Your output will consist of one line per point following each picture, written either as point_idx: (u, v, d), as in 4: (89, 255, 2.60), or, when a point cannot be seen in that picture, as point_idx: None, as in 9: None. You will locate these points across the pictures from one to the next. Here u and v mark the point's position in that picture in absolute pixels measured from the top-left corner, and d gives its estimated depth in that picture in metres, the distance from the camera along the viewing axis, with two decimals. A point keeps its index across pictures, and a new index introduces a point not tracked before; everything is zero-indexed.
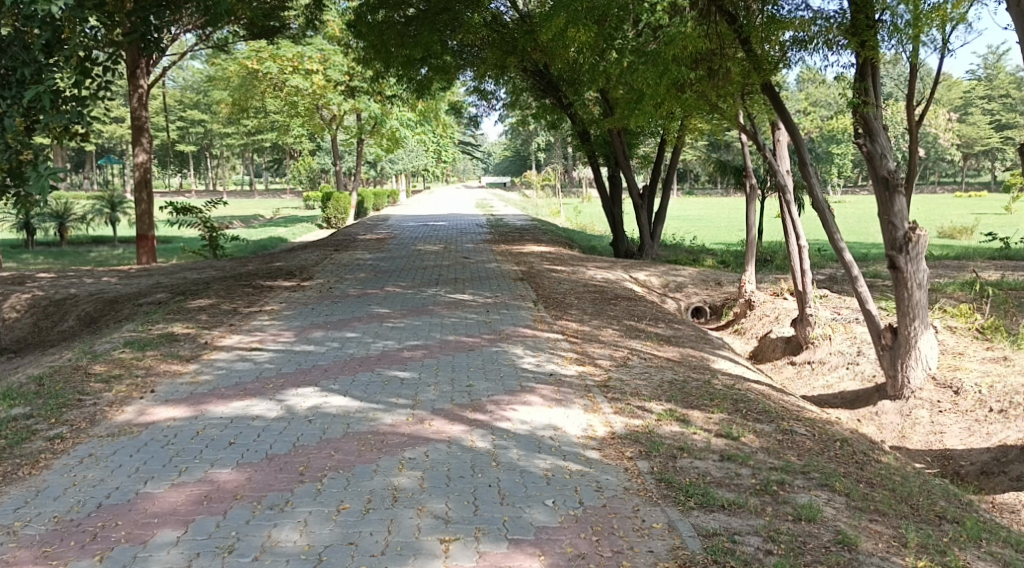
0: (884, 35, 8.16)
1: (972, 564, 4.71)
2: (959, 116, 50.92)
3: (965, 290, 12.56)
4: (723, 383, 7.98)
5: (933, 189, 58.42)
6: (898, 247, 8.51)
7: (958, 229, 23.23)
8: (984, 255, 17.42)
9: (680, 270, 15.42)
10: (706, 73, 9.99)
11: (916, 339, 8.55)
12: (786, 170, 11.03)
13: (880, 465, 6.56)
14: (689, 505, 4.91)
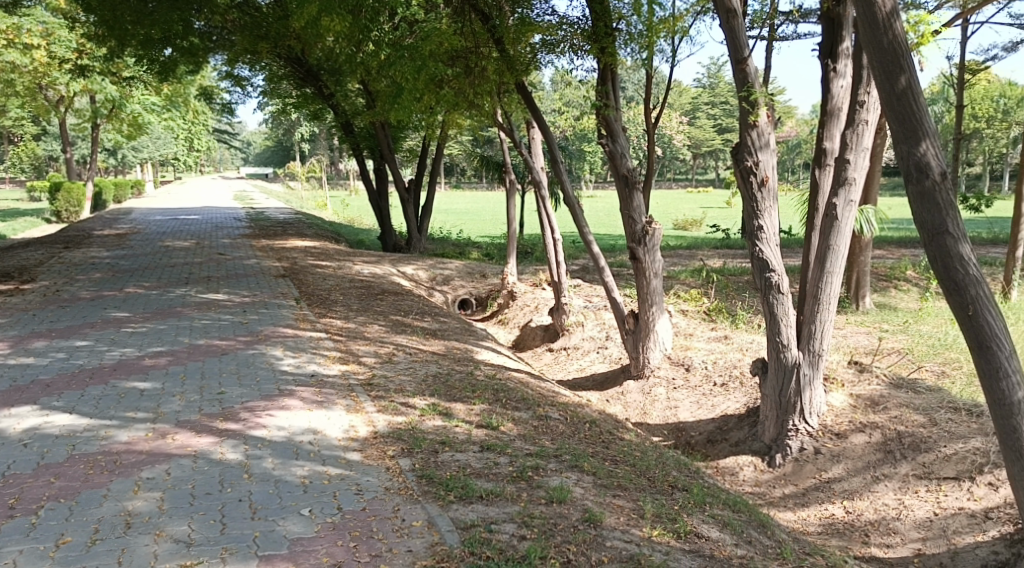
0: (621, 42, 8.76)
1: (698, 528, 5.18)
2: (690, 120, 56.31)
3: (695, 276, 13.85)
4: (484, 373, 8.19)
5: (670, 186, 64.14)
6: (637, 240, 9.20)
7: (690, 222, 25.71)
8: (711, 245, 19.38)
9: (446, 263, 15.59)
10: (463, 69, 10.09)
11: (653, 323, 9.33)
12: (540, 167, 11.53)
13: (623, 442, 7.04)
14: (448, 499, 4.97)
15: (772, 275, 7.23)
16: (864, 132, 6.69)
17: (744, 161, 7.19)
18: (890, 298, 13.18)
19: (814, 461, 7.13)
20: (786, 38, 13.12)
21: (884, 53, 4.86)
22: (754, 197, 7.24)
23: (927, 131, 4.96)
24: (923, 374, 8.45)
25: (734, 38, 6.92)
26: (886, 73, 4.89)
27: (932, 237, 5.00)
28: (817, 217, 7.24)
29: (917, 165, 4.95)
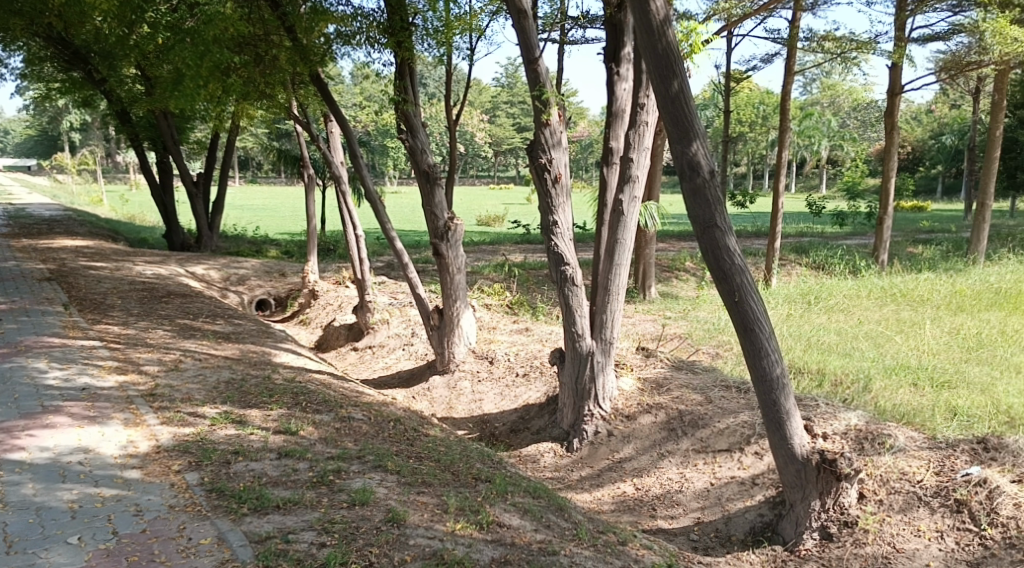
0: (418, 37, 8.79)
1: (501, 518, 5.24)
2: (489, 117, 57.39)
3: (498, 271, 14.07)
4: (282, 377, 7.84)
5: (473, 182, 65.09)
6: (440, 235, 9.25)
7: (492, 217, 26.19)
8: (513, 240, 19.85)
9: (241, 261, 14.82)
10: (252, 58, 9.57)
11: (458, 318, 9.40)
12: (339, 162, 11.23)
13: (428, 438, 7.00)
14: (241, 512, 4.71)
15: (567, 268, 7.49)
16: (645, 132, 7.11)
17: (538, 158, 7.38)
18: (673, 287, 14.14)
19: (608, 443, 7.50)
20: (576, 43, 13.66)
21: (659, 58, 5.19)
22: (548, 193, 7.44)
23: (698, 132, 5.33)
24: (700, 356, 9.13)
25: (526, 38, 7.10)
26: (662, 77, 5.23)
27: (704, 230, 5.41)
28: (606, 212, 7.58)
29: (690, 163, 5.32)
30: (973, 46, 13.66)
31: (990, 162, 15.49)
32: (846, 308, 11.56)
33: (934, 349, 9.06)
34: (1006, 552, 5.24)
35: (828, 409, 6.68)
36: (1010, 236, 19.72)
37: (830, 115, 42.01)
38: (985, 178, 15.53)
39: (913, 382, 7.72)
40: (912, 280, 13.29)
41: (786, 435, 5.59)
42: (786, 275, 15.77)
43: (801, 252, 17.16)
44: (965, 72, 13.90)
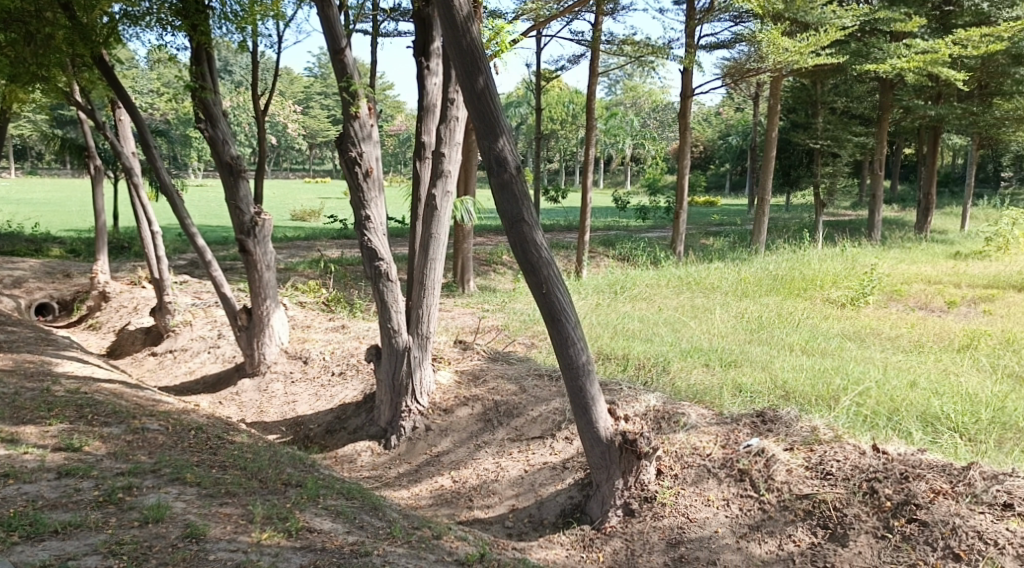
0: (215, 21, 8.33)
1: (311, 523, 5.07)
2: (302, 108, 55.64)
3: (312, 267, 13.65)
4: (65, 389, 7.15)
5: (286, 175, 62.88)
6: (246, 231, 8.80)
7: (307, 212, 25.42)
8: (328, 235, 19.35)
9: (17, 261, 13.41)
10: (21, 35, 8.43)
11: (268, 318, 9.01)
12: (132, 153, 10.37)
13: (233, 446, 6.64)
14: (11, 542, 4.26)
15: (381, 263, 7.38)
16: (456, 127, 7.12)
17: (348, 151, 7.17)
18: (490, 280, 14.34)
19: (425, 437, 7.48)
20: (388, 35, 13.50)
21: (463, 54, 5.25)
22: (359, 187, 7.26)
23: (503, 128, 5.43)
24: (516, 346, 9.31)
25: (331, 27, 6.93)
26: (467, 73, 5.29)
27: (512, 225, 5.48)
28: (420, 206, 7.51)
29: (497, 158, 5.39)
30: (753, 54, 14.83)
31: (768, 161, 16.94)
32: (648, 296, 12.24)
33: (723, 331, 9.80)
34: (780, 514, 5.47)
35: (630, 392, 7.04)
36: (786, 228, 21.75)
37: (632, 114, 44.32)
38: (765, 175, 16.97)
39: (705, 363, 8.31)
40: (704, 269, 14.30)
41: (592, 418, 5.79)
42: (595, 266, 16.45)
43: (609, 244, 17.96)
44: (747, 78, 15.05)
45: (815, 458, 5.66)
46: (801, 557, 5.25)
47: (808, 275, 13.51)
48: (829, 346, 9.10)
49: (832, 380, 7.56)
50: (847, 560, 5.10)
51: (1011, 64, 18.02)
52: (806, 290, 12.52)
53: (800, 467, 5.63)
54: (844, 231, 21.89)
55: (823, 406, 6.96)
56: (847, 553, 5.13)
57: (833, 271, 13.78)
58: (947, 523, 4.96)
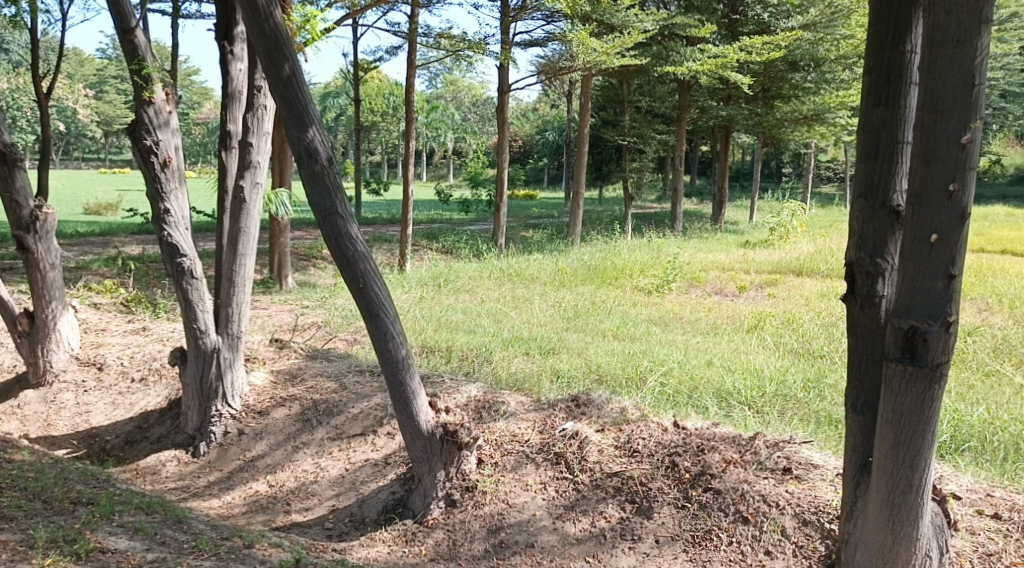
0: None
1: (102, 543, 4.71)
2: (96, 93, 51.46)
3: (109, 265, 12.65)
4: None
5: (79, 165, 57.95)
6: (24, 227, 8.01)
7: (104, 205, 23.55)
8: (128, 230, 18.04)
9: None
10: None
11: (54, 322, 8.27)
12: None
13: (12, 465, 6.04)
14: None
15: (184, 259, 6.98)
16: (264, 117, 6.85)
17: (142, 140, 6.69)
18: (308, 275, 13.92)
19: (238, 442, 7.15)
20: (190, 18, 12.75)
21: (267, 39, 5.10)
22: (157, 178, 6.80)
23: (311, 117, 5.31)
24: (336, 343, 9.10)
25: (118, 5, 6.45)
26: (272, 59, 5.14)
27: (325, 218, 5.36)
28: (227, 200, 7.17)
29: (307, 149, 5.25)
30: (564, 52, 15.31)
31: (581, 156, 17.59)
32: (470, 288, 12.37)
33: (542, 320, 10.10)
34: (593, 493, 5.63)
35: (452, 384, 7.10)
36: (599, 221, 22.72)
37: (451, 108, 44.54)
38: (579, 170, 17.60)
39: (525, 351, 8.52)
40: (524, 261, 14.65)
41: (412, 412, 5.78)
42: (418, 258, 16.40)
43: (431, 237, 17.97)
44: (559, 75, 15.47)
45: (624, 437, 5.97)
46: (610, 532, 5.37)
47: (619, 264, 14.20)
48: (637, 331, 9.61)
49: (640, 363, 8.00)
50: (652, 531, 5.28)
51: (788, 69, 19.97)
52: (617, 279, 13.15)
53: (610, 446, 5.90)
54: (651, 223, 23.20)
55: (632, 386, 7.37)
56: (652, 526, 5.30)
57: (641, 260, 14.57)
58: (738, 489, 5.24)
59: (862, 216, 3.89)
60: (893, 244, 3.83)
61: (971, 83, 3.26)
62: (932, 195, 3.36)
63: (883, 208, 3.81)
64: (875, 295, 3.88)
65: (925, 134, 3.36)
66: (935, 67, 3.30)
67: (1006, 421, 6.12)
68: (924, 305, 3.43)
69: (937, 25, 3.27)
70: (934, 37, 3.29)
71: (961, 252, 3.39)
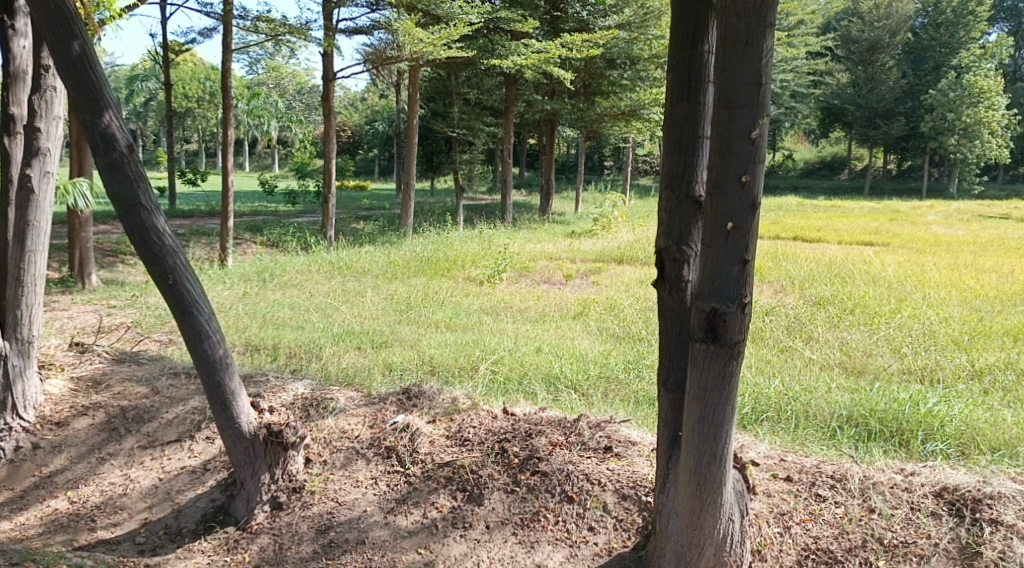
0: None
1: None
2: None
3: None
4: None
5: None
6: None
7: None
8: None
9: None
10: None
11: None
12: None
13: None
14: None
15: None
16: (53, 99, 6.48)
17: None
18: (116, 273, 12.95)
19: (32, 458, 6.53)
20: None
21: (52, 15, 4.79)
22: None
23: (108, 101, 4.96)
24: (149, 345, 8.54)
25: None
26: (59, 36, 4.80)
27: (126, 210, 5.02)
28: (12, 190, 6.46)
29: (103, 134, 4.91)
30: (391, 42, 15.12)
31: (411, 147, 17.46)
32: (298, 282, 11.97)
33: (373, 314, 9.96)
34: (424, 484, 5.60)
35: (277, 383, 6.85)
36: (430, 212, 22.70)
37: (274, 96, 42.91)
38: (409, 161, 17.45)
39: (357, 346, 8.37)
40: (354, 253, 14.38)
41: (232, 414, 5.53)
42: (241, 252, 15.68)
43: (255, 230, 17.26)
44: (385, 65, 15.26)
45: (455, 427, 6.00)
46: (442, 522, 5.34)
47: (451, 255, 14.25)
48: (469, 321, 9.69)
49: (471, 352, 8.07)
50: (482, 517, 5.31)
51: (606, 66, 20.79)
52: (449, 271, 13.19)
53: (441, 437, 5.92)
54: (481, 214, 23.46)
55: (463, 376, 7.43)
56: (482, 512, 5.33)
57: (472, 251, 14.70)
58: (563, 470, 5.39)
59: (668, 206, 4.13)
60: (695, 232, 4.10)
61: (758, 82, 3.52)
62: (727, 187, 3.61)
63: (687, 199, 4.07)
64: (681, 280, 4.13)
65: (721, 127, 3.59)
66: (728, 66, 3.54)
67: (798, 391, 6.71)
68: (722, 288, 3.68)
69: (728, 27, 3.50)
70: (725, 38, 3.52)
71: (754, 238, 3.66)
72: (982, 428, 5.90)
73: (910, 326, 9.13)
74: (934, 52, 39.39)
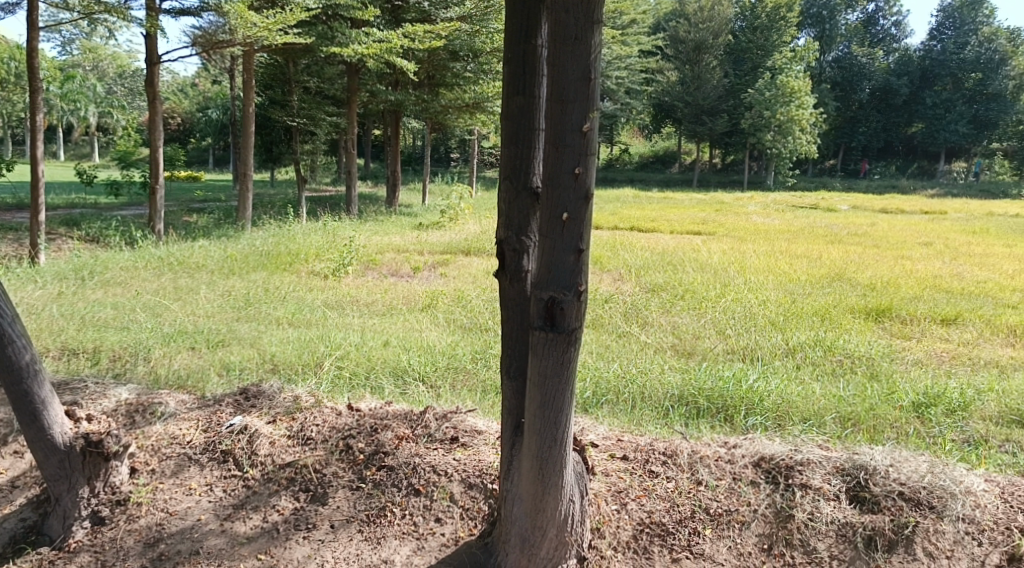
0: None
1: None
2: None
3: None
4: None
5: None
6: None
7: None
8: None
9: None
10: None
11: None
12: None
13: None
14: None
15: None
16: None
17: None
18: None
19: None
20: None
21: None
22: None
23: None
24: None
25: None
26: None
27: None
28: None
29: None
30: (222, 25, 14.41)
31: (247, 136, 16.71)
32: (123, 281, 11.19)
33: (208, 312, 9.48)
34: (264, 487, 5.44)
35: (97, 389, 6.39)
36: (270, 204, 21.88)
37: (92, 80, 39.67)
38: (245, 151, 16.69)
39: (190, 346, 7.95)
40: (186, 248, 13.63)
41: (43, 426, 5.12)
42: (56, 249, 14.46)
43: (72, 225, 16.00)
44: (217, 49, 14.58)
45: (296, 426, 5.82)
46: (283, 525, 5.19)
47: (292, 249, 13.81)
48: (312, 317, 9.44)
49: (316, 349, 7.87)
50: (327, 517, 5.21)
51: (448, 58, 20.81)
52: (291, 265, 12.79)
53: (282, 437, 5.72)
54: (325, 206, 22.87)
55: (307, 373, 7.25)
56: (326, 511, 5.24)
57: (315, 245, 14.32)
58: (409, 464, 5.37)
59: (508, 197, 4.21)
60: (534, 223, 4.19)
61: (588, 77, 3.64)
62: (561, 179, 3.71)
63: (525, 190, 4.16)
64: (522, 271, 4.21)
65: (554, 120, 3.68)
66: (558, 62, 3.64)
67: (635, 374, 7.03)
68: (560, 278, 3.79)
69: (558, 22, 3.60)
70: (556, 33, 3.62)
71: (587, 228, 3.79)
72: (795, 401, 6.42)
73: (733, 309, 9.78)
74: (751, 53, 42.18)
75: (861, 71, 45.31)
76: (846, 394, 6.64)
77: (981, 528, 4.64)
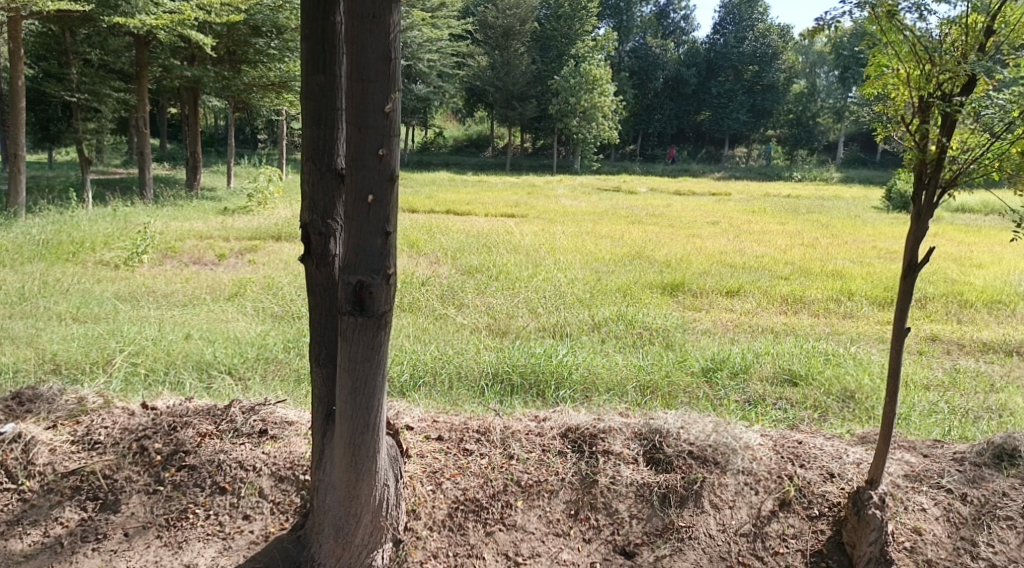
0: None
1: None
2: None
3: None
4: None
5: None
6: None
7: None
8: None
9: None
10: None
11: None
12: None
13: None
14: None
15: None
16: None
17: None
18: None
19: None
20: None
21: None
22: None
23: None
24: None
25: None
26: None
27: None
28: None
29: None
30: None
31: (18, 112, 15.10)
32: None
33: None
34: (45, 499, 5.01)
35: None
36: (49, 188, 19.96)
37: None
38: (16, 129, 15.08)
39: None
40: None
41: None
42: None
43: None
44: None
45: (82, 430, 5.37)
46: (68, 538, 4.82)
47: (76, 237, 12.68)
48: (101, 310, 8.73)
49: (106, 345, 7.28)
50: (120, 525, 4.88)
51: (250, 34, 19.84)
52: (75, 255, 11.74)
53: (65, 443, 5.26)
54: (114, 190, 21.19)
55: (95, 371, 6.71)
56: (119, 519, 4.91)
57: (103, 232, 13.23)
58: (213, 461, 5.11)
59: (311, 179, 4.10)
60: (339, 206, 4.12)
61: (388, 57, 3.61)
62: (365, 159, 3.66)
63: (329, 172, 4.07)
64: (329, 255, 4.13)
65: (355, 100, 3.62)
66: (357, 40, 3.57)
67: (451, 355, 7.09)
68: (367, 261, 3.73)
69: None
70: (353, 10, 3.55)
71: (393, 211, 3.76)
72: (600, 372, 6.75)
73: (544, 288, 10.11)
74: (556, 41, 43.84)
75: (656, 62, 47.85)
76: (644, 363, 7.08)
77: (758, 479, 5.01)
